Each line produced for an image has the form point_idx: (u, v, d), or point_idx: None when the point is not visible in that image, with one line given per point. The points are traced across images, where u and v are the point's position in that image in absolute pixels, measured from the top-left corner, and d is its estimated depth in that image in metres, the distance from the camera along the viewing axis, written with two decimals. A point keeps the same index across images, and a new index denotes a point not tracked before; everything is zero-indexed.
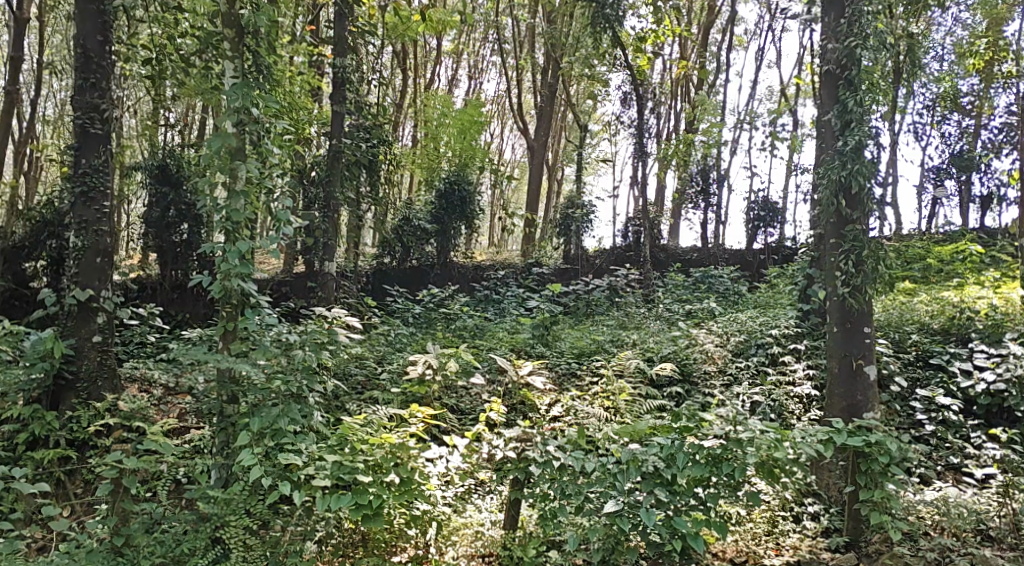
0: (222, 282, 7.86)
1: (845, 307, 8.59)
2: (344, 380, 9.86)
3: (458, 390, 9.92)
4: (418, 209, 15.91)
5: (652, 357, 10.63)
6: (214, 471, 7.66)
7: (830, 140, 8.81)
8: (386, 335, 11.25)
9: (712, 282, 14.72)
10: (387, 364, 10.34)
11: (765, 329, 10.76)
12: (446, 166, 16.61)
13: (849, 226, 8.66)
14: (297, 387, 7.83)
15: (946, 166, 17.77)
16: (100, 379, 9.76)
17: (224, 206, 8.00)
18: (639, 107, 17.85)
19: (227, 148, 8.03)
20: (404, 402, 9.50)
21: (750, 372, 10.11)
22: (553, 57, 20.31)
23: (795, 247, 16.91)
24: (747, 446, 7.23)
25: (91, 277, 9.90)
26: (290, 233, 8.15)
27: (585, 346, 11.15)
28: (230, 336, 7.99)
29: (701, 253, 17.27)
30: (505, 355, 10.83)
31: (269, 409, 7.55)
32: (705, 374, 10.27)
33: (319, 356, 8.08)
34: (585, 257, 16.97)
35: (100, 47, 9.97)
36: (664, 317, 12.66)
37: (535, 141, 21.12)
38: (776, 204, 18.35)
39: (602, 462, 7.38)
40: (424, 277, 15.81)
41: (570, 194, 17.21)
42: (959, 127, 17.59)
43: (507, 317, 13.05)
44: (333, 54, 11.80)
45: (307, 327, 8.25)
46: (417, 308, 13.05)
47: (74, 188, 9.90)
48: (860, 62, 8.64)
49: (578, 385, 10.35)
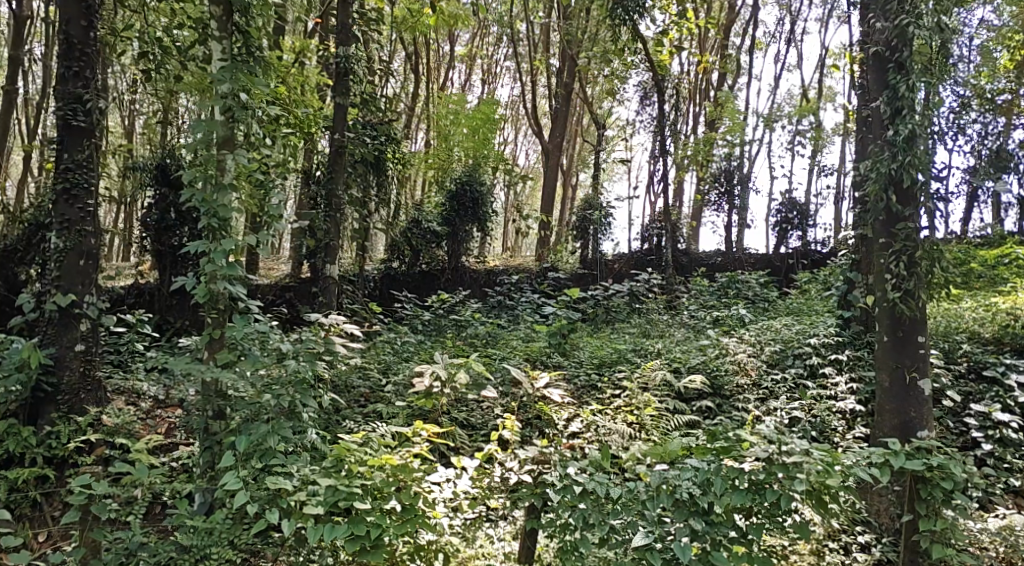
0: (207, 285, 7.09)
1: (896, 315, 7.87)
2: (345, 393, 9.13)
3: (468, 403, 9.18)
4: (428, 211, 15.16)
5: (680, 368, 9.85)
6: (198, 496, 6.91)
7: (879, 130, 8.06)
8: (393, 345, 10.50)
9: (739, 288, 13.91)
10: (392, 375, 9.57)
11: (803, 338, 10.10)
12: (458, 168, 15.88)
13: (900, 224, 7.91)
14: (290, 402, 7.04)
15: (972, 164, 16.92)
16: (83, 392, 9.03)
17: (209, 202, 7.18)
18: (660, 105, 17.02)
19: (215, 137, 7.27)
20: (409, 417, 8.75)
21: (786, 387, 9.41)
22: (571, 55, 19.53)
23: (827, 252, 16.27)
24: (796, 473, 6.43)
25: (74, 282, 9.11)
26: (284, 231, 7.39)
27: (605, 356, 10.37)
28: (217, 346, 7.22)
29: (725, 257, 16.46)
30: (519, 365, 10.04)
31: (259, 428, 6.79)
32: (738, 387, 9.52)
33: (316, 369, 7.23)
34: (604, 262, 16.18)
35: (85, 33, 9.18)
36: (689, 324, 11.86)
37: (551, 142, 20.34)
38: (805, 206, 17.55)
39: (630, 487, 6.64)
40: (433, 283, 15.07)
41: (588, 195, 16.46)
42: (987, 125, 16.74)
43: (522, 324, 12.28)
44: (336, 43, 10.89)
45: (301, 336, 7.48)
46: (426, 315, 12.30)
47: (56, 185, 9.11)
48: (912, 44, 7.87)
49: (599, 398, 9.55)
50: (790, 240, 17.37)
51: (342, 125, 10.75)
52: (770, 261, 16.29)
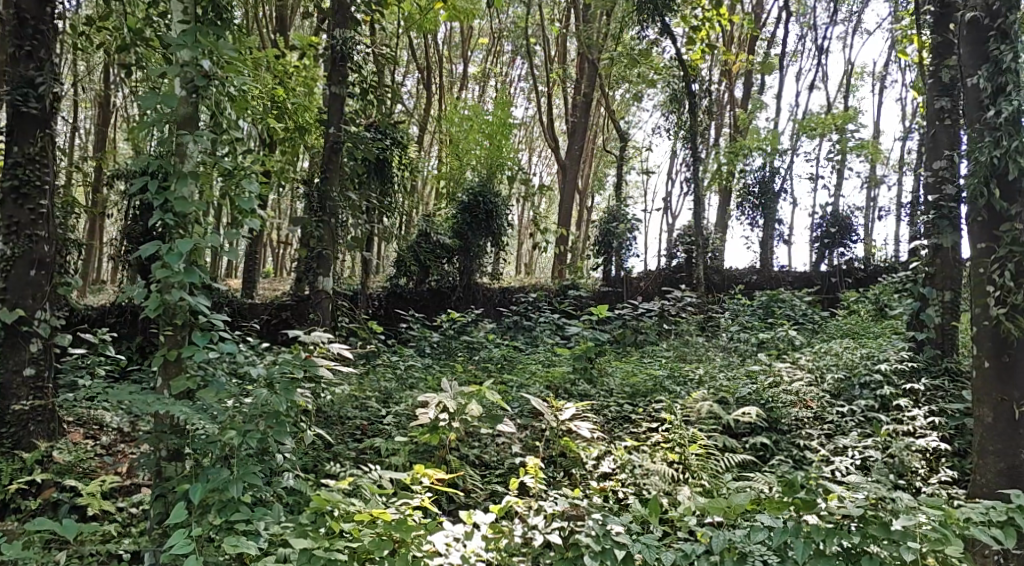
0: (160, 294, 5.72)
1: (1000, 335, 6.53)
2: (338, 426, 7.84)
3: (481, 438, 7.85)
4: (438, 223, 13.85)
5: (727, 399, 8.46)
6: (145, 556, 5.56)
7: (977, 111, 6.74)
8: (394, 370, 9.20)
9: (781, 307, 12.52)
10: (394, 405, 8.28)
11: (870, 363, 8.84)
12: (471, 177, 14.57)
13: (1006, 224, 6.55)
14: (259, 441, 5.64)
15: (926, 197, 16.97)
16: (31, 423, 7.58)
17: (164, 193, 5.82)
18: (692, 108, 15.56)
19: (172, 113, 5.94)
20: (411, 455, 7.44)
21: (853, 422, 8.09)
22: (592, 61, 18.23)
23: (874, 270, 15.04)
24: (906, 542, 5.28)
25: (22, 296, 7.68)
26: (258, 228, 6.04)
27: (640, 385, 9.00)
28: (172, 368, 5.86)
29: (761, 275, 15.14)
30: (541, 393, 8.69)
31: (220, 474, 5.46)
32: (798, 421, 8.18)
33: (293, 399, 5.84)
34: (628, 280, 14.84)
35: (39, 5, 7.76)
36: (733, 349, 10.49)
37: (569, 155, 18.98)
38: (849, 220, 16.16)
39: (687, 551, 5.52)
40: (445, 300, 13.76)
41: (611, 206, 15.13)
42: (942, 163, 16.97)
43: (541, 347, 10.96)
44: (331, 26, 9.46)
45: (277, 358, 6.13)
46: (435, 336, 10.99)
47: (2, 182, 7.69)
48: (1018, 8, 6.55)
49: (634, 433, 8.18)
50: (832, 257, 16.02)
51: (339, 118, 9.40)
52: (811, 279, 15.08)
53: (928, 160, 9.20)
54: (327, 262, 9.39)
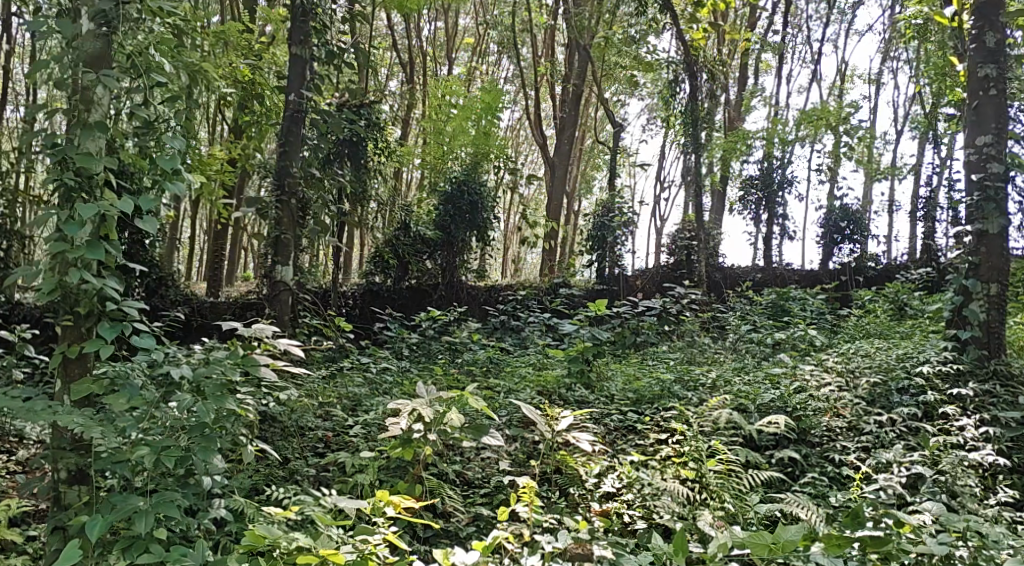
0: (57, 274, 4.68)
1: None
2: (296, 439, 6.74)
3: (463, 452, 6.74)
4: (417, 215, 12.68)
5: (748, 407, 7.31)
6: None
7: None
8: (364, 374, 8.07)
9: (793, 306, 11.37)
10: (362, 413, 7.16)
11: (907, 366, 7.74)
12: (454, 166, 13.41)
13: None
14: (180, 460, 4.55)
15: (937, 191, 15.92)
16: None
17: (64, 147, 4.79)
18: (693, 93, 14.43)
19: (77, 50, 4.93)
20: (380, 471, 6.34)
21: (895, 433, 6.97)
22: (583, 47, 17.09)
23: (886, 269, 13.99)
24: None
25: None
26: (183, 193, 4.96)
27: (644, 390, 7.88)
28: (76, 367, 4.82)
29: (765, 272, 14.04)
30: (532, 400, 7.57)
31: (128, 502, 4.41)
32: (830, 432, 7.05)
33: (226, 409, 4.73)
34: (624, 278, 13.71)
35: None
36: (747, 350, 9.37)
37: (557, 149, 17.79)
38: (858, 214, 15.08)
39: None
40: (425, 298, 12.61)
41: (605, 197, 13.96)
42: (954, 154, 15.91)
43: (532, 349, 9.81)
44: None
45: (208, 355, 5.00)
46: (413, 337, 9.85)
47: None
48: None
49: (639, 446, 7.06)
50: (839, 254, 14.96)
51: (301, 84, 8.05)
52: (818, 277, 13.98)
53: (970, 136, 8.14)
54: (287, 249, 7.94)
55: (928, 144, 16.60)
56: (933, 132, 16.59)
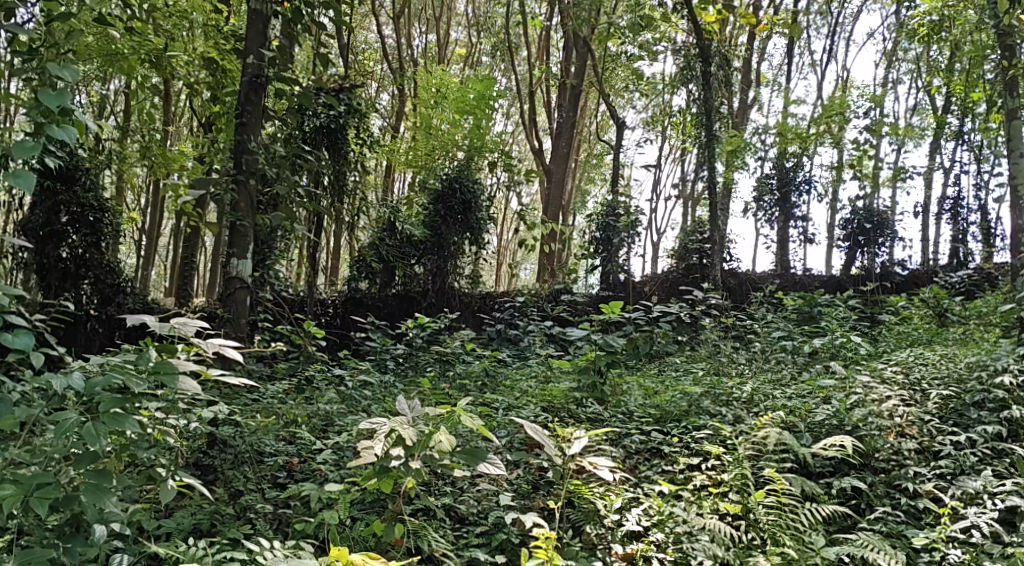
0: None
1: None
2: (251, 467, 5.53)
3: (455, 481, 5.54)
4: (403, 214, 11.44)
5: (798, 426, 6.10)
6: None
7: None
8: (337, 388, 6.85)
9: (824, 312, 10.13)
10: (333, 434, 5.94)
11: (983, 376, 6.49)
12: (442, 162, 12.14)
13: None
14: (52, 496, 4.19)
15: (963, 191, 14.75)
16: None
17: None
18: (704, 83, 13.14)
19: None
20: (352, 508, 5.17)
21: (977, 456, 5.77)
22: (582, 41, 15.88)
23: (916, 274, 12.72)
24: None
25: None
26: (65, 140, 4.82)
27: (667, 407, 6.62)
28: None
29: (784, 277, 12.75)
30: (536, 419, 6.33)
31: None
32: (900, 455, 5.83)
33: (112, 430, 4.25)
34: (632, 285, 12.45)
35: None
36: (781, 362, 8.11)
37: (555, 149, 16.49)
38: (884, 214, 13.78)
39: None
40: (412, 305, 11.35)
41: (609, 196, 12.68)
42: (980, 150, 14.79)
43: (534, 360, 8.57)
44: None
45: (102, 359, 4.45)
46: (397, 348, 8.60)
47: None
48: None
49: (667, 474, 5.82)
50: (864, 259, 13.69)
51: (262, 41, 6.76)
52: (841, 283, 12.72)
53: None
54: (245, 242, 6.71)
55: (951, 140, 15.41)
56: (956, 127, 15.41)
